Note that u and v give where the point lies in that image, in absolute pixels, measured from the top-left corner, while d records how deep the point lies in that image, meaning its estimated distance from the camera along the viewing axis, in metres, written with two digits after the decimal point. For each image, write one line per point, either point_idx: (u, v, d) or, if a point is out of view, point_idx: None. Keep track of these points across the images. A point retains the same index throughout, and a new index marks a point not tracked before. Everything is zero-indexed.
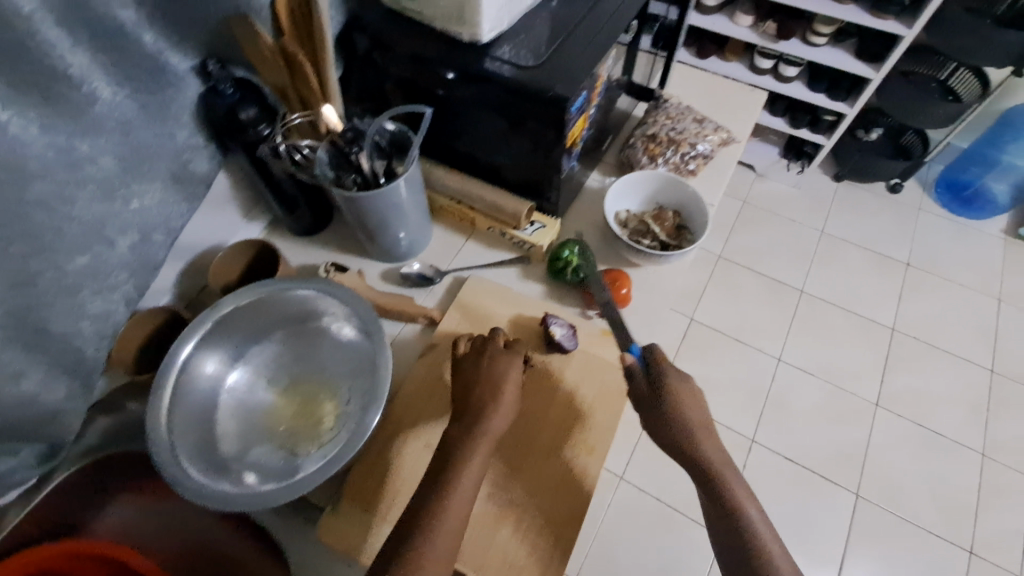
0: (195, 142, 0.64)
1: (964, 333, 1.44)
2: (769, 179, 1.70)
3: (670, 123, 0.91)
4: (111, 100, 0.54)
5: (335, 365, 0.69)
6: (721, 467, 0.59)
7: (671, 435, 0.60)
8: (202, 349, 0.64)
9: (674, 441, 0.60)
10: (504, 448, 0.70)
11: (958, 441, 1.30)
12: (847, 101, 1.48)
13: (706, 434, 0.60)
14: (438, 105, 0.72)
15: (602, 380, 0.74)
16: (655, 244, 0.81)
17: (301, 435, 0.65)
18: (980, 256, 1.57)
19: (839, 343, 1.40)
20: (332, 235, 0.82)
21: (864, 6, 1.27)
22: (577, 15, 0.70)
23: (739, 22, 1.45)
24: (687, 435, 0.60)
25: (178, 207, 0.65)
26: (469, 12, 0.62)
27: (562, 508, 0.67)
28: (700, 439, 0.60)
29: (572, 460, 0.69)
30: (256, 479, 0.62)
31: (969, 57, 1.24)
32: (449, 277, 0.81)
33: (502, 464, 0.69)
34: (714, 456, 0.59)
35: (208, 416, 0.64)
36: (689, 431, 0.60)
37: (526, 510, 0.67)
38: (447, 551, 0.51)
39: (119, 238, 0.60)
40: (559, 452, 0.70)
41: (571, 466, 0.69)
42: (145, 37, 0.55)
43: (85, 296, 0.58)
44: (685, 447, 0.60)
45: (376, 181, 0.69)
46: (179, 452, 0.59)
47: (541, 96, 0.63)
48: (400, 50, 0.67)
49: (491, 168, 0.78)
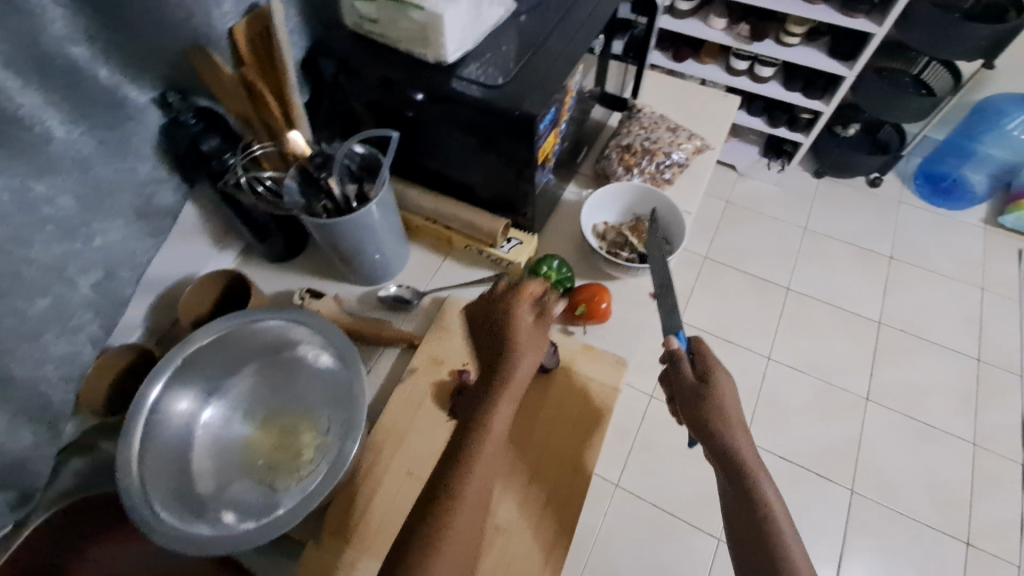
0: (159, 175, 0.63)
1: (950, 323, 1.45)
2: (751, 178, 1.71)
3: (644, 133, 0.91)
4: (66, 138, 0.53)
5: (314, 394, 0.67)
6: (745, 455, 0.59)
7: (705, 420, 0.61)
8: (174, 387, 0.63)
9: (705, 425, 0.61)
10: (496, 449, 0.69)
11: (949, 432, 1.30)
12: (823, 99, 1.49)
13: (738, 421, 0.61)
14: (408, 126, 0.71)
15: (591, 380, 0.73)
16: (633, 256, 0.81)
17: (280, 468, 0.64)
18: (962, 246, 1.59)
19: (827, 338, 1.41)
20: (306, 260, 0.80)
21: (834, 6, 1.28)
22: (545, 29, 0.69)
23: (713, 25, 1.46)
24: (718, 419, 0.60)
25: (144, 242, 0.64)
26: (433, 33, 0.61)
27: (556, 509, 0.66)
28: (732, 425, 0.60)
29: (563, 463, 0.69)
30: (234, 517, 0.60)
31: (940, 52, 1.26)
32: (427, 299, 0.79)
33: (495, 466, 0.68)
34: (744, 446, 0.60)
35: (182, 455, 0.62)
36: (722, 416, 0.60)
37: (520, 511, 0.66)
38: (467, 527, 0.48)
39: (81, 277, 0.58)
40: (550, 454, 0.69)
41: (563, 470, 0.68)
42: (100, 72, 0.53)
43: (48, 338, 0.57)
44: (717, 431, 0.60)
45: (349, 206, 0.67)
46: (152, 496, 0.57)
47: (510, 115, 0.62)
48: (366, 73, 0.66)
49: (465, 187, 0.77)
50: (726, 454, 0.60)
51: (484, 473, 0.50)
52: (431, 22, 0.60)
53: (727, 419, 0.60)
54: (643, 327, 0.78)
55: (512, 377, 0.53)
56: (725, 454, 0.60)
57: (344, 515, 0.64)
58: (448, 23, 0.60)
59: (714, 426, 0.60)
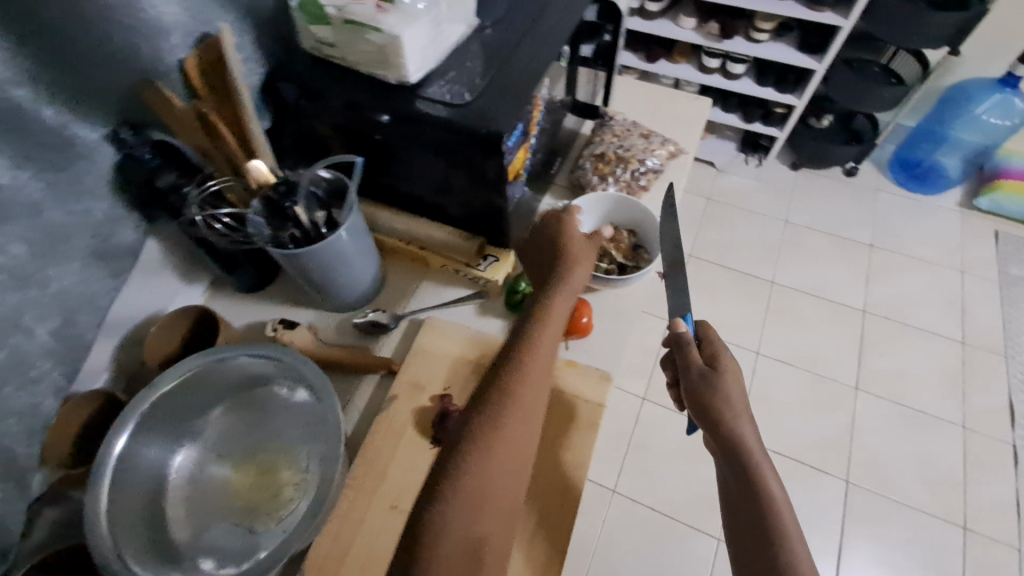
0: (117, 214, 0.61)
1: (933, 308, 1.46)
2: (730, 174, 1.71)
3: (617, 141, 0.90)
4: (12, 183, 0.50)
5: (290, 430, 0.65)
6: (746, 443, 0.57)
7: (705, 407, 0.59)
8: (141, 435, 0.60)
9: (705, 412, 0.59)
10: None
11: (939, 416, 1.30)
12: (796, 92, 1.50)
13: (741, 407, 0.59)
14: (375, 149, 0.70)
15: (579, 391, 0.72)
16: (612, 267, 0.80)
17: (258, 509, 0.62)
18: (940, 230, 1.60)
19: (813, 330, 1.41)
20: (279, 289, 0.78)
21: (801, 0, 1.29)
22: (509, 43, 0.68)
23: (683, 25, 1.46)
24: (718, 406, 0.58)
25: (105, 283, 0.62)
26: (392, 55, 0.60)
27: (549, 522, 0.65)
28: (732, 413, 0.58)
29: (554, 476, 0.68)
30: (213, 564, 0.58)
31: (907, 41, 1.26)
32: (406, 322, 0.78)
33: None
34: (746, 433, 0.57)
35: (154, 506, 0.60)
36: (721, 404, 0.58)
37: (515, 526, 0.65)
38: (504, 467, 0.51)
39: (38, 325, 0.56)
40: (541, 467, 0.69)
41: (555, 482, 0.68)
42: (46, 113, 0.52)
43: (6, 391, 0.54)
44: (722, 417, 0.58)
45: (319, 232, 0.65)
46: (123, 553, 0.54)
47: (477, 134, 0.61)
48: (328, 98, 0.65)
49: (437, 207, 0.76)
50: (727, 442, 0.58)
51: (545, 364, 0.57)
52: (389, 44, 0.59)
53: (727, 406, 0.58)
54: (625, 338, 0.77)
55: (570, 280, 0.64)
56: (727, 443, 0.58)
57: (328, 554, 0.62)
58: (408, 44, 0.59)
59: (716, 409, 0.58)
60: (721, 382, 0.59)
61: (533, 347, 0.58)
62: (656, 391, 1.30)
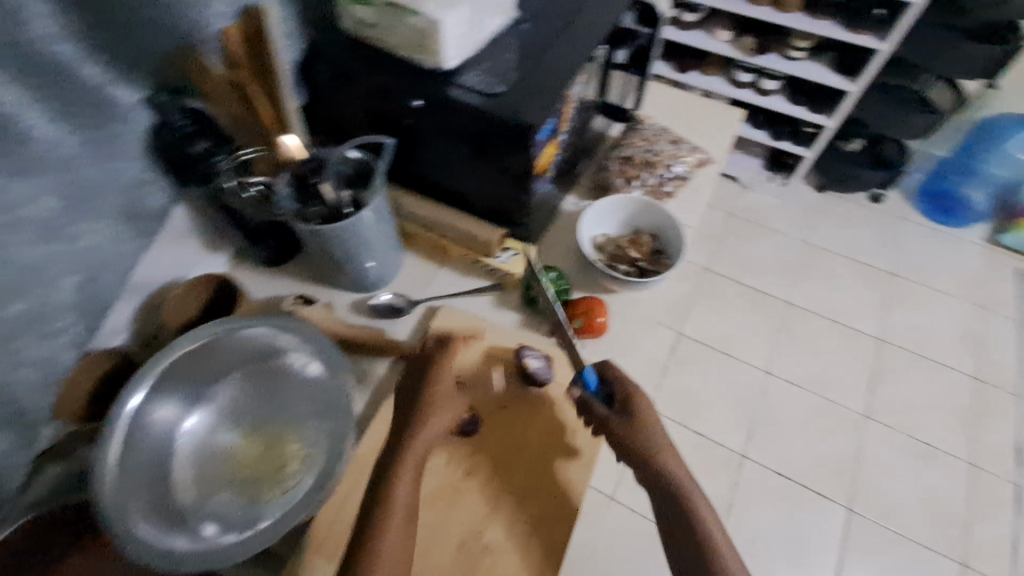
0: (148, 177, 0.62)
1: (950, 341, 1.43)
2: (753, 191, 1.70)
3: (645, 144, 0.91)
4: (50, 137, 0.51)
5: (300, 404, 0.66)
6: (676, 473, 0.63)
7: (633, 448, 0.64)
8: (155, 395, 0.60)
9: (634, 452, 0.64)
10: (485, 470, 0.67)
11: (947, 451, 1.28)
12: (826, 113, 1.47)
13: (661, 441, 0.65)
14: (404, 134, 0.70)
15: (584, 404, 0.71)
16: (631, 270, 0.79)
17: (263, 481, 0.62)
18: (963, 263, 1.57)
19: (825, 354, 1.39)
20: (297, 265, 0.79)
21: (841, 21, 1.27)
22: (546, 38, 0.68)
23: (718, 37, 1.45)
24: (643, 446, 0.64)
25: (130, 244, 0.63)
26: (430, 40, 0.60)
27: (543, 531, 0.64)
28: (656, 449, 0.64)
29: (553, 483, 0.67)
30: (216, 530, 0.59)
31: (945, 69, 1.26)
32: (420, 308, 0.78)
33: (484, 486, 0.66)
34: (671, 464, 0.64)
35: (162, 466, 0.60)
36: (646, 441, 0.64)
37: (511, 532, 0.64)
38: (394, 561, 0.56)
39: (63, 279, 0.56)
40: (539, 475, 0.67)
41: (552, 490, 0.66)
42: (86, 71, 0.52)
43: (26, 341, 0.55)
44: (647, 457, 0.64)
45: (342, 211, 0.66)
46: (129, 509, 0.55)
47: (509, 125, 0.61)
48: (363, 79, 0.65)
49: (461, 196, 0.76)
50: (655, 474, 0.63)
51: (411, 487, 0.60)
52: (428, 28, 0.59)
53: (653, 445, 0.64)
54: (638, 342, 0.77)
55: (437, 392, 0.65)
56: (655, 478, 0.64)
57: (329, 527, 0.62)
58: (447, 29, 0.59)
59: (638, 450, 0.64)
60: (642, 424, 0.65)
61: (399, 469, 0.60)
62: (662, 402, 1.29)
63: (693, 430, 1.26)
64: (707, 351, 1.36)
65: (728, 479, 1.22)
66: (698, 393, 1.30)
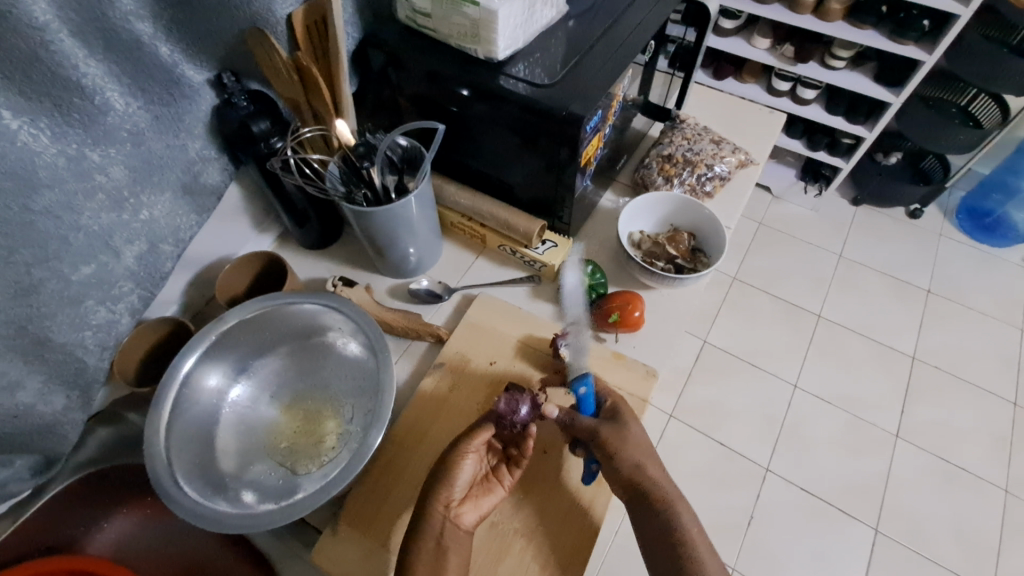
0: (208, 154, 0.64)
1: (990, 365, 1.39)
2: (786, 202, 1.68)
3: (687, 144, 0.90)
4: (123, 110, 0.54)
5: (339, 381, 0.67)
6: (664, 487, 0.56)
7: (613, 462, 0.56)
8: (205, 363, 0.64)
9: (618, 469, 0.56)
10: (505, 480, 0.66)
11: (981, 476, 1.24)
12: (866, 126, 1.44)
13: (648, 452, 0.57)
14: (451, 121, 0.71)
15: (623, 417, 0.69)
16: (669, 266, 0.80)
17: (302, 454, 0.64)
18: (1005, 284, 1.52)
19: (856, 369, 1.35)
20: (341, 249, 0.82)
21: (884, 32, 1.24)
22: (593, 33, 0.69)
23: (757, 45, 1.44)
24: (629, 461, 0.56)
25: (189, 218, 0.65)
26: (484, 30, 0.61)
27: (564, 542, 0.62)
28: (642, 461, 0.56)
29: (575, 494, 0.65)
30: (254, 498, 0.60)
31: (990, 85, 1.20)
32: (458, 295, 0.80)
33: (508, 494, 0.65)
34: (656, 476, 0.56)
35: (208, 431, 0.63)
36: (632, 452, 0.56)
37: (532, 541, 0.62)
38: None
39: (125, 248, 0.59)
40: (561, 485, 0.66)
41: (575, 502, 0.65)
42: (161, 49, 0.55)
43: (88, 306, 0.58)
44: (642, 465, 0.56)
45: (388, 197, 0.67)
46: (174, 467, 0.58)
47: (554, 114, 0.62)
48: (415, 67, 0.67)
49: (503, 186, 0.77)
50: (639, 485, 0.56)
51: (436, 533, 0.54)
52: (483, 18, 0.60)
53: (640, 458, 0.56)
54: (673, 334, 0.77)
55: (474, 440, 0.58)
56: (641, 500, 0.56)
57: (362, 503, 0.64)
58: (502, 20, 0.60)
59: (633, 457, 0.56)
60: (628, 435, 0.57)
61: (428, 507, 0.55)
62: (686, 409, 1.21)
63: (717, 440, 1.19)
64: (736, 361, 1.33)
65: (751, 492, 1.17)
66: (724, 405, 1.24)
